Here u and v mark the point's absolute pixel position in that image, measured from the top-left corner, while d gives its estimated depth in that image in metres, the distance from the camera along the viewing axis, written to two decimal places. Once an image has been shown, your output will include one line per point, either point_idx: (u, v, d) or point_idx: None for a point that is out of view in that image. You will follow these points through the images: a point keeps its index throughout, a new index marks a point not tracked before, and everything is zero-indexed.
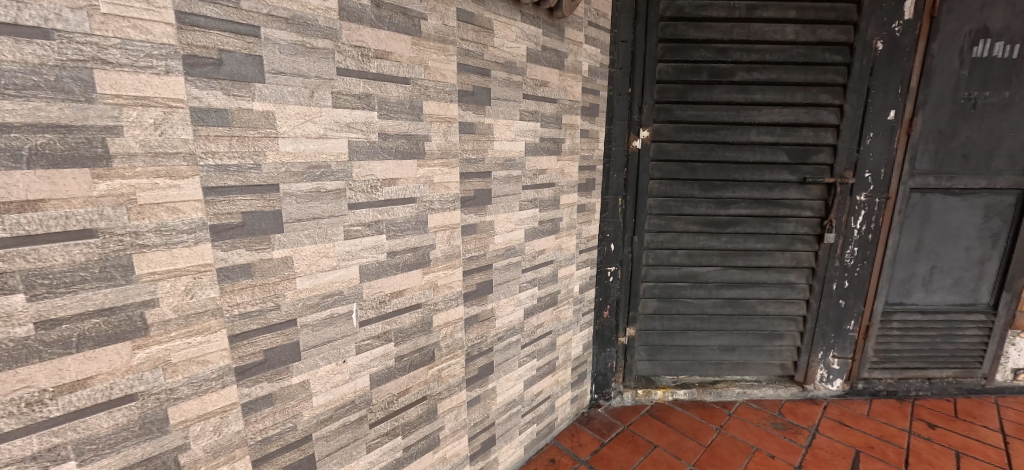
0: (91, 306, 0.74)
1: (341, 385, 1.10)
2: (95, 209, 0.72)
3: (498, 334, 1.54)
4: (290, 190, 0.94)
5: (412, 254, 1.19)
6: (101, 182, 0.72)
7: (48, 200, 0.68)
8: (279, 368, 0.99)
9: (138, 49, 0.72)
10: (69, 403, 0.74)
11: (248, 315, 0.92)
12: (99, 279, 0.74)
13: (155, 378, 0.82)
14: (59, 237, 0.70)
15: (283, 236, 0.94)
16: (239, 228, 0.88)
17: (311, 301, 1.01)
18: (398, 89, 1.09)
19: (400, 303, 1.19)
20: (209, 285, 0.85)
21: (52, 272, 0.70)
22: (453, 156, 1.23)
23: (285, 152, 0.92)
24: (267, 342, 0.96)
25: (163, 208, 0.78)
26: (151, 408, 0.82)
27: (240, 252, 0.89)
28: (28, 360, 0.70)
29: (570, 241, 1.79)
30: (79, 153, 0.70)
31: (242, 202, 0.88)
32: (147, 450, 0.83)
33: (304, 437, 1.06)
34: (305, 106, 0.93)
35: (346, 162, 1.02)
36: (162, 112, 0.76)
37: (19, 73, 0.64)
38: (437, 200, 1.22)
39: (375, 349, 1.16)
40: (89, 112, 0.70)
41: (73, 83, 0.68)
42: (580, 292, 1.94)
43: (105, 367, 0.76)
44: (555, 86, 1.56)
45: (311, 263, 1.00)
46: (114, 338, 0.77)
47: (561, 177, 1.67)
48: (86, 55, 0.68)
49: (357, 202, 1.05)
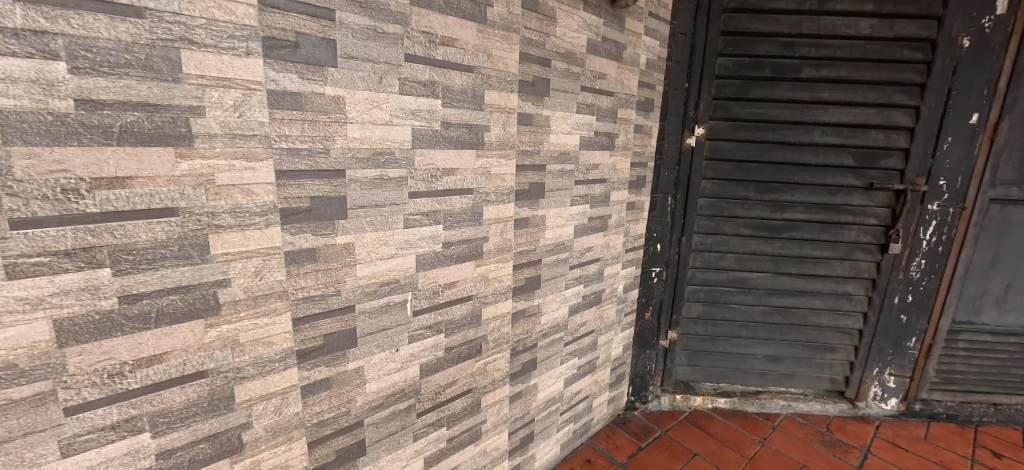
0: (170, 283, 0.75)
1: (393, 373, 1.10)
2: (177, 188, 0.73)
3: (543, 331, 1.51)
4: (356, 177, 0.93)
5: (467, 246, 1.18)
6: (183, 161, 0.73)
7: (135, 178, 0.70)
8: (336, 353, 0.99)
9: (222, 30, 0.73)
10: (146, 377, 0.76)
11: (311, 299, 0.93)
12: (178, 257, 0.75)
13: (224, 357, 0.83)
14: (144, 215, 0.71)
15: (347, 222, 0.94)
16: (306, 213, 0.88)
17: (370, 289, 1.01)
18: (462, 77, 1.06)
19: (452, 295, 1.18)
20: (277, 268, 0.86)
21: (136, 248, 0.71)
22: (510, 148, 1.21)
23: (353, 138, 0.91)
24: (327, 327, 0.97)
25: (239, 190, 0.79)
26: (219, 386, 0.84)
27: (307, 237, 0.90)
28: (112, 333, 0.72)
29: (618, 239, 1.74)
30: (164, 132, 0.71)
31: (311, 186, 0.88)
32: (214, 426, 0.84)
33: (356, 423, 1.06)
34: (374, 91, 0.92)
35: (409, 150, 1.00)
36: (241, 94, 0.76)
37: (114, 51, 0.66)
38: (493, 192, 1.20)
39: (426, 339, 1.15)
40: (175, 92, 0.71)
41: (161, 63, 0.69)
42: (623, 292, 1.89)
43: (179, 344, 0.78)
44: (612, 78, 1.51)
45: (371, 251, 0.99)
46: (189, 315, 0.78)
47: (612, 172, 1.62)
48: (175, 35, 0.69)
49: (418, 190, 1.04)
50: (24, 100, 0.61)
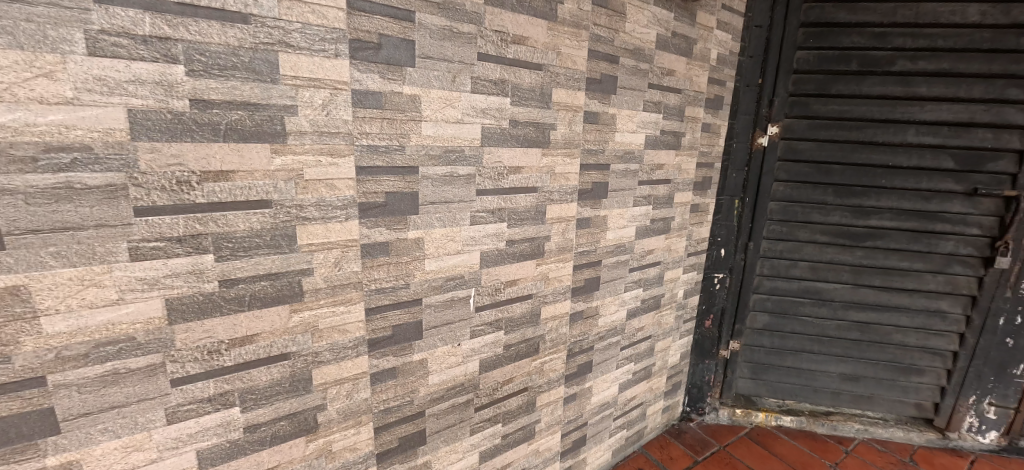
0: (262, 270, 0.81)
1: (454, 366, 1.12)
2: (271, 182, 0.79)
3: (600, 333, 1.49)
4: (428, 173, 0.97)
5: (529, 244, 1.18)
6: (277, 157, 0.78)
7: (236, 171, 0.76)
8: (403, 344, 1.03)
9: (314, 33, 0.77)
10: (238, 356, 0.82)
11: (382, 290, 0.97)
12: (270, 246, 0.81)
13: (304, 341, 0.88)
14: (243, 206, 0.77)
15: (418, 217, 0.98)
16: (381, 208, 0.92)
17: (436, 283, 1.04)
18: (531, 75, 1.07)
19: (513, 293, 1.18)
20: (353, 260, 0.90)
21: (235, 236, 0.77)
22: (575, 146, 1.19)
23: (426, 135, 0.94)
24: (396, 318, 1.00)
25: (323, 185, 0.83)
26: (300, 368, 0.89)
27: (381, 230, 0.94)
28: (213, 313, 0.78)
29: (680, 243, 1.67)
30: (262, 129, 0.76)
31: (387, 182, 0.92)
32: (293, 405, 0.90)
33: (418, 413, 1.09)
34: (448, 90, 0.95)
35: (478, 148, 1.02)
36: (329, 94, 0.80)
37: (223, 55, 0.71)
38: (557, 191, 1.19)
39: (486, 335, 1.17)
40: (272, 92, 0.76)
41: (262, 65, 0.74)
42: (683, 297, 1.81)
43: (268, 326, 0.84)
44: (680, 75, 1.45)
45: (439, 246, 1.02)
46: (277, 301, 0.84)
47: (677, 173, 1.56)
48: (274, 39, 0.74)
49: (485, 188, 1.06)
50: (150, 101, 0.67)
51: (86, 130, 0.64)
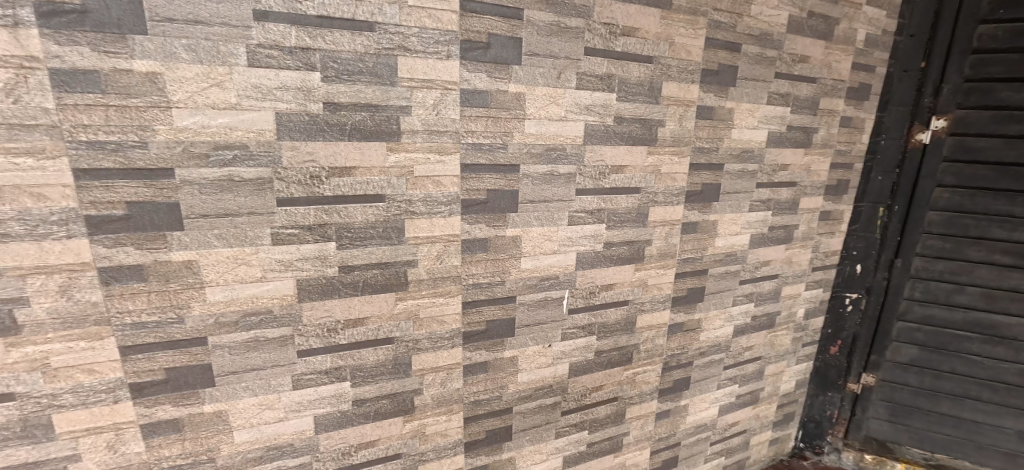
0: (375, 259, 0.88)
1: (543, 367, 1.11)
2: (386, 178, 0.85)
3: (701, 349, 1.36)
4: (529, 172, 0.97)
5: (628, 248, 1.12)
6: (392, 154, 0.84)
7: (358, 168, 0.83)
8: (496, 340, 1.04)
9: (430, 36, 0.81)
10: (351, 336, 0.90)
11: (479, 285, 1.00)
12: (382, 238, 0.87)
13: (407, 328, 0.93)
14: (362, 200, 0.84)
15: (516, 215, 0.99)
16: (482, 204, 0.95)
17: (531, 282, 1.04)
18: (640, 68, 1.01)
19: (608, 297, 1.14)
20: (454, 255, 0.94)
21: (354, 227, 0.85)
22: (684, 144, 1.11)
23: (529, 133, 0.95)
24: (490, 314, 1.02)
25: (431, 181, 0.88)
26: (401, 353, 0.94)
27: (481, 227, 0.96)
28: (332, 295, 0.87)
29: (803, 255, 1.47)
30: (381, 128, 0.82)
31: (490, 179, 0.95)
32: (393, 387, 0.95)
33: (506, 409, 1.10)
34: (552, 87, 0.94)
35: (580, 146, 1.00)
36: (440, 94, 0.84)
37: (352, 61, 0.78)
38: (661, 193, 1.12)
39: (578, 339, 1.14)
40: (391, 94, 0.82)
41: (384, 69, 0.80)
42: (804, 317, 1.59)
43: (377, 311, 0.91)
44: (816, 61, 1.26)
45: (536, 244, 1.02)
46: (385, 288, 0.90)
47: (805, 175, 1.36)
48: (395, 44, 0.80)
49: (584, 188, 1.04)
50: (292, 104, 0.76)
51: (244, 131, 0.75)
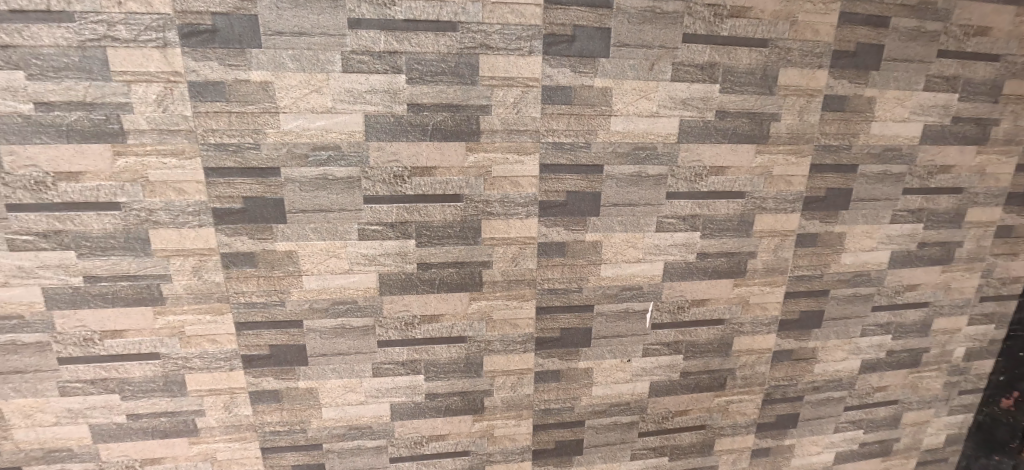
0: (451, 257, 0.89)
1: (621, 382, 1.04)
2: (465, 178, 0.85)
3: (815, 383, 1.16)
4: (613, 173, 0.90)
5: (726, 260, 0.99)
6: (471, 154, 0.84)
7: (438, 168, 0.84)
8: (570, 349, 0.99)
9: (512, 32, 0.79)
10: (426, 331, 0.92)
11: (555, 291, 0.95)
12: (459, 237, 0.88)
13: (480, 328, 0.94)
14: (441, 199, 0.86)
15: (598, 219, 0.93)
16: (561, 207, 0.91)
17: (611, 291, 0.98)
18: (751, 54, 0.87)
19: (699, 314, 1.02)
20: (530, 257, 0.92)
21: (433, 225, 0.87)
22: (804, 142, 0.94)
23: (615, 131, 0.88)
24: (565, 321, 0.98)
25: (509, 182, 0.87)
26: (474, 352, 0.95)
27: (559, 230, 0.92)
28: (411, 290, 0.90)
29: (968, 280, 1.16)
30: (461, 128, 0.83)
31: (570, 180, 0.90)
32: (464, 385, 0.96)
33: (578, 422, 1.04)
34: (643, 80, 0.86)
35: (673, 145, 0.91)
36: (520, 91, 0.83)
37: (435, 62, 0.79)
38: (771, 198, 0.96)
39: (662, 356, 1.04)
40: (472, 94, 0.82)
41: (465, 68, 0.80)
42: (964, 358, 1.27)
43: (451, 309, 0.92)
44: (1004, 34, 0.98)
45: (618, 251, 0.95)
46: (461, 287, 0.91)
47: (976, 180, 1.07)
48: (477, 42, 0.79)
49: (676, 191, 0.93)
50: (380, 107, 0.80)
51: (338, 133, 0.80)
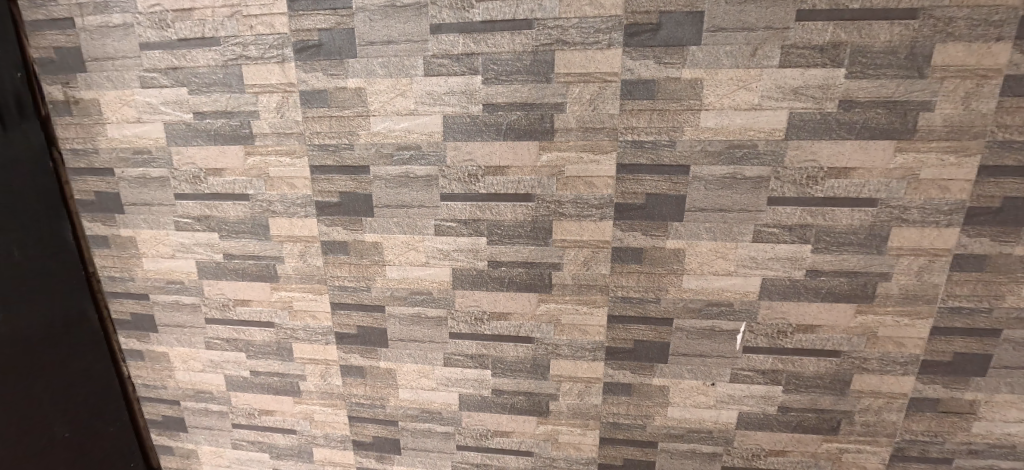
0: (521, 257, 0.89)
1: (703, 407, 0.93)
2: (537, 178, 0.84)
3: (975, 446, 0.90)
4: (701, 174, 0.81)
5: (846, 280, 0.83)
6: (544, 153, 0.83)
7: (510, 167, 0.84)
8: (644, 363, 0.92)
9: (590, 25, 0.76)
10: (494, 328, 0.94)
11: (630, 300, 0.89)
12: (529, 237, 0.88)
13: (547, 331, 0.92)
14: (512, 199, 0.86)
15: (681, 225, 0.84)
16: (640, 210, 0.84)
17: (694, 306, 0.88)
18: (892, 29, 0.71)
19: (806, 341, 0.87)
20: (602, 262, 0.87)
21: (504, 224, 0.87)
22: (971, 137, 0.73)
23: (705, 128, 0.79)
24: (640, 333, 0.91)
25: (582, 182, 0.83)
26: (541, 354, 0.94)
27: (636, 235, 0.86)
28: (481, 287, 0.92)
29: None
30: (534, 127, 0.82)
31: (650, 182, 0.83)
32: (530, 385, 0.96)
33: (650, 442, 0.97)
34: (742, 69, 0.75)
35: (779, 142, 0.78)
36: (597, 87, 0.78)
37: (511, 61, 0.79)
38: (916, 208, 0.77)
39: (755, 385, 0.91)
40: (546, 91, 0.80)
41: (541, 66, 0.79)
42: None
43: (520, 309, 0.92)
44: None
45: (704, 262, 0.85)
46: (530, 287, 0.90)
47: None
48: (553, 39, 0.77)
49: (781, 196, 0.80)
50: (457, 108, 0.82)
51: (419, 133, 0.85)
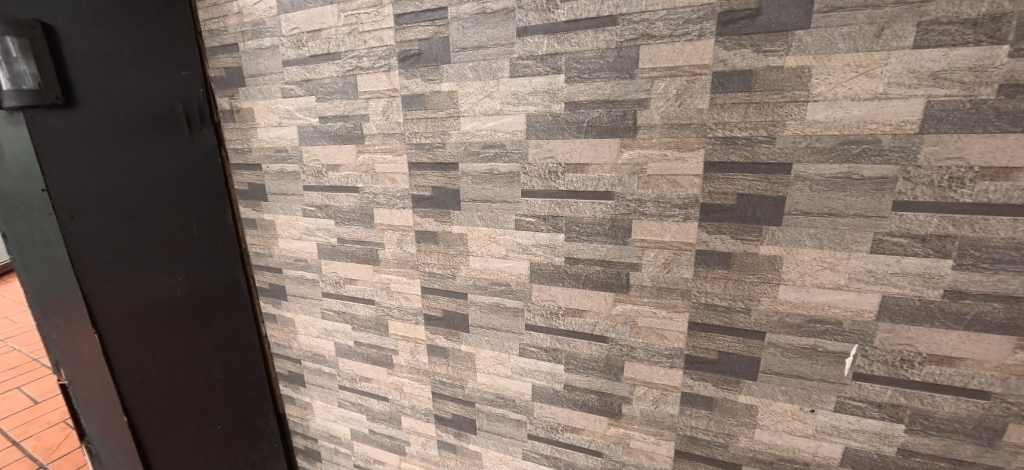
0: (598, 255, 0.88)
1: (798, 435, 0.83)
2: (617, 176, 0.83)
3: None
4: (806, 174, 0.72)
5: (1003, 306, 0.67)
6: (625, 151, 0.81)
7: (590, 165, 0.84)
8: (729, 377, 0.85)
9: (679, 17, 0.72)
10: (569, 324, 0.95)
11: (714, 308, 0.83)
12: (607, 236, 0.87)
13: (623, 332, 0.90)
14: (591, 196, 0.86)
15: (779, 230, 0.76)
16: (729, 212, 0.78)
17: (791, 320, 0.79)
18: None
19: (941, 375, 0.72)
20: (685, 265, 0.83)
21: (582, 222, 0.88)
22: None
23: (812, 121, 0.70)
24: (725, 344, 0.84)
25: (665, 181, 0.80)
26: (615, 355, 0.92)
27: (723, 238, 0.80)
28: (557, 282, 0.93)
29: None
30: (616, 125, 0.80)
31: (743, 181, 0.76)
32: (603, 385, 0.95)
33: (732, 463, 0.89)
34: (863, 53, 0.65)
35: (911, 137, 0.66)
36: (686, 81, 0.75)
37: (594, 58, 0.79)
38: None
39: (867, 418, 0.78)
40: (630, 88, 0.78)
41: (625, 62, 0.77)
42: None
43: (595, 307, 0.92)
44: None
45: (805, 272, 0.76)
46: (606, 286, 0.89)
47: None
48: (638, 33, 0.75)
49: (911, 201, 0.68)
50: (540, 107, 0.85)
51: (503, 132, 0.89)
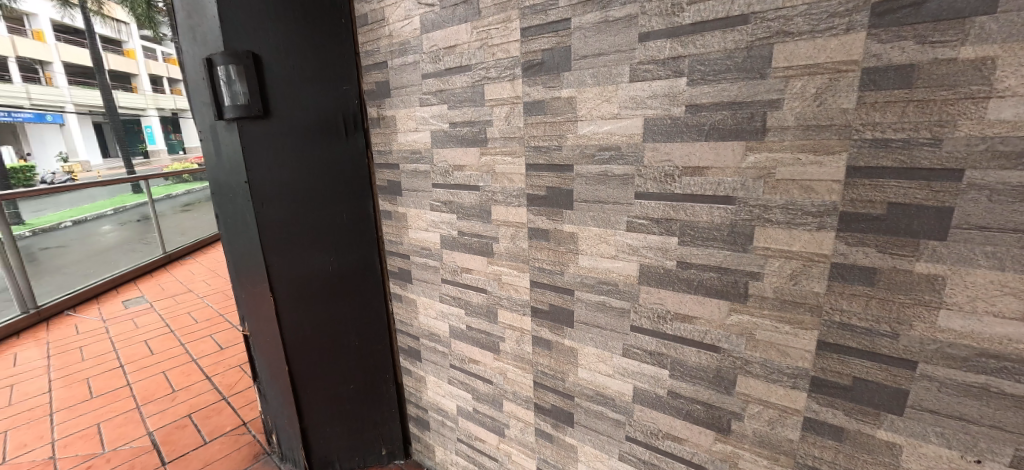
0: (714, 261, 0.86)
1: None
2: (740, 180, 0.80)
3: None
4: (985, 181, 0.62)
5: None
6: (751, 154, 0.78)
7: (710, 168, 0.82)
8: (866, 408, 0.76)
9: (822, 11, 0.68)
10: (677, 330, 0.93)
11: (851, 328, 0.75)
12: (725, 242, 0.84)
13: (737, 344, 0.86)
14: (709, 200, 0.84)
15: (942, 246, 0.66)
16: (877, 222, 0.70)
17: (955, 352, 0.68)
18: None
19: None
20: (816, 278, 0.76)
21: (698, 226, 0.86)
22: None
23: (995, 121, 0.60)
24: (863, 371, 0.75)
25: (797, 186, 0.75)
26: (726, 367, 0.88)
27: (867, 251, 0.72)
28: (667, 286, 0.92)
29: None
30: (742, 127, 0.78)
31: (895, 189, 0.68)
32: (711, 397, 0.91)
33: None
34: None
35: None
36: (827, 79, 0.70)
37: (720, 59, 0.78)
38: None
39: None
40: (760, 88, 0.75)
41: (755, 61, 0.75)
42: None
43: (707, 315, 0.89)
44: None
45: (978, 297, 0.65)
46: (720, 294, 0.86)
47: None
48: (773, 31, 0.72)
49: None
50: (659, 110, 0.86)
51: (620, 135, 0.92)
